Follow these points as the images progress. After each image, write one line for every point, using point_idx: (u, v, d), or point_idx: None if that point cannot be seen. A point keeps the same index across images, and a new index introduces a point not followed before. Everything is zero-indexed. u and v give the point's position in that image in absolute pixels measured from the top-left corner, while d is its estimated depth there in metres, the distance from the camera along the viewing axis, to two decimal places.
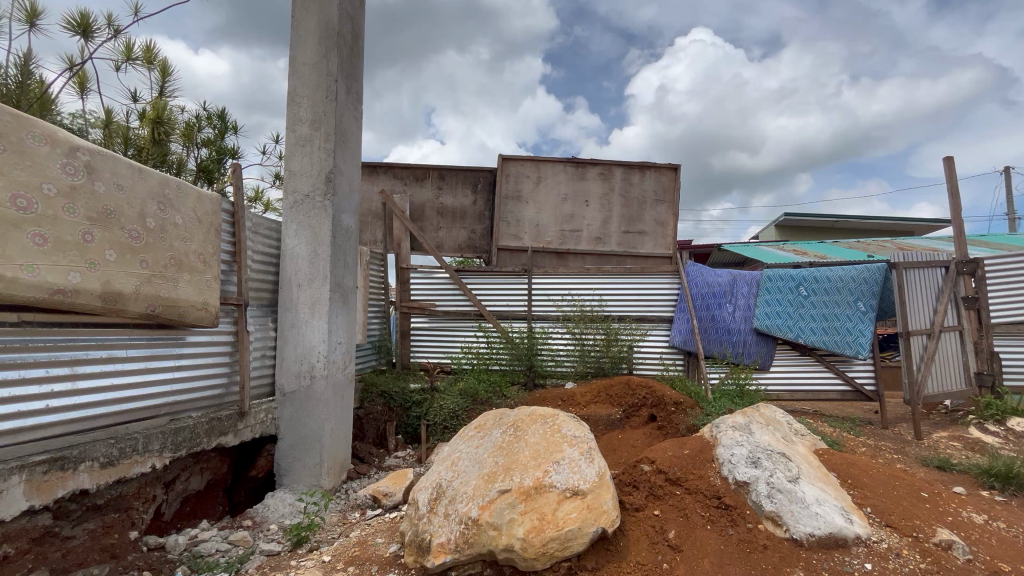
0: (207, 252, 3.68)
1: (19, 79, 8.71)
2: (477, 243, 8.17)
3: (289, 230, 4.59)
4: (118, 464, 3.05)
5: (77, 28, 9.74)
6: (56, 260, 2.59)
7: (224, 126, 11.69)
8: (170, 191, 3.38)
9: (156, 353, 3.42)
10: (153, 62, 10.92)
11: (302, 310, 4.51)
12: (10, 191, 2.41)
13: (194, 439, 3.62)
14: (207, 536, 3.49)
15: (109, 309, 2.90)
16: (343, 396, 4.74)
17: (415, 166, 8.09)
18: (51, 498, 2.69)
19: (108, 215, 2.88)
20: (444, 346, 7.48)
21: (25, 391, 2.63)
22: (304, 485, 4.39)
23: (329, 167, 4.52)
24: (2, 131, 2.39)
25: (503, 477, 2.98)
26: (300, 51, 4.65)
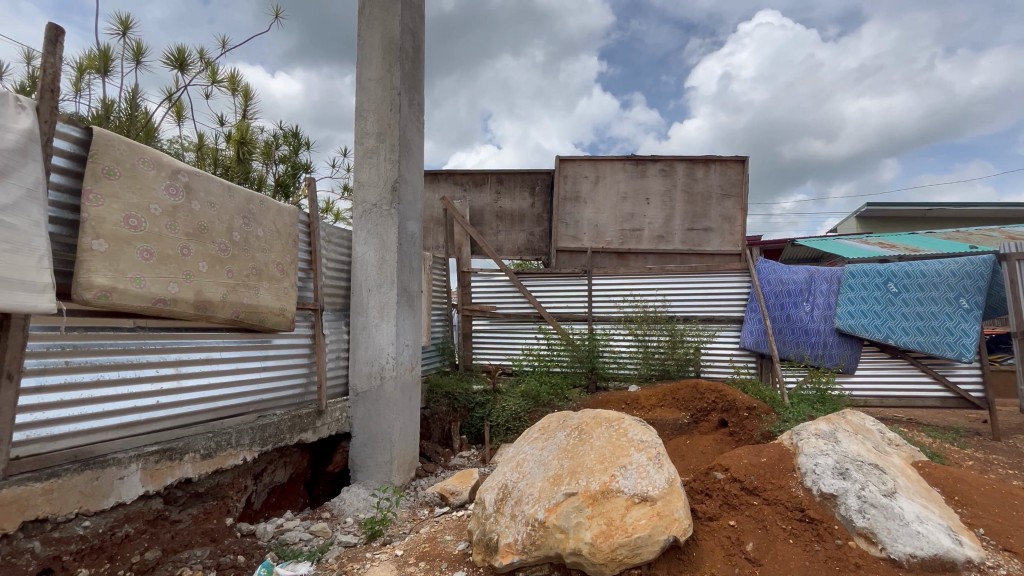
0: (286, 261, 3.97)
1: (128, 112, 9.83)
2: (536, 245, 8.20)
3: (359, 238, 4.84)
4: (216, 456, 3.35)
5: (175, 62, 10.85)
6: (160, 272, 2.88)
7: (298, 143, 12.56)
8: (254, 206, 3.68)
9: (245, 355, 3.73)
10: (237, 88, 11.93)
11: (372, 314, 4.73)
12: (123, 211, 2.72)
13: (278, 435, 3.91)
14: (292, 525, 3.74)
15: (203, 316, 3.20)
16: (410, 397, 4.92)
17: (475, 172, 8.26)
18: (161, 485, 2.99)
19: (201, 231, 3.18)
20: (505, 348, 7.57)
21: (140, 389, 2.96)
22: (376, 481, 4.60)
23: (394, 176, 4.72)
24: (118, 159, 2.71)
25: (568, 479, 2.96)
26: (366, 67, 4.90)
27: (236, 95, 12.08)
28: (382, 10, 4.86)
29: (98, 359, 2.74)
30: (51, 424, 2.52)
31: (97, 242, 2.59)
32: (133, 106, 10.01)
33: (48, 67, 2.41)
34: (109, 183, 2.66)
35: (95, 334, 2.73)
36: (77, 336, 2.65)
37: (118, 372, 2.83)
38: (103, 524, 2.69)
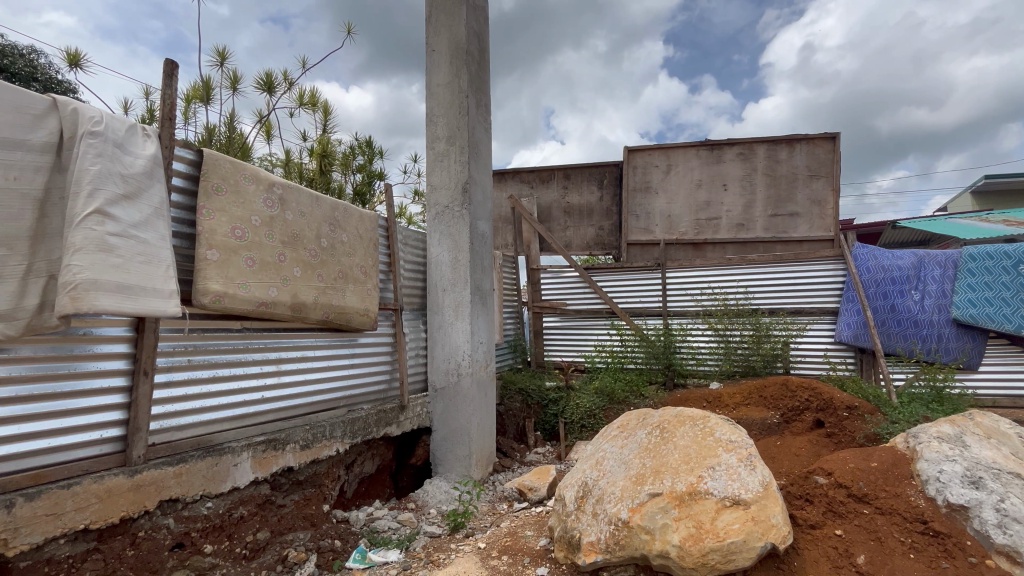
0: (368, 264, 4.19)
1: (227, 135, 10.89)
2: (606, 239, 8.03)
3: (433, 239, 5.00)
4: (313, 447, 3.61)
5: (264, 86, 11.85)
6: (261, 278, 3.15)
7: (372, 152, 13.23)
8: (339, 214, 3.92)
9: (335, 353, 3.99)
10: (317, 104, 12.80)
11: (448, 313, 4.87)
12: (231, 224, 3.01)
13: (366, 428, 4.14)
14: (381, 514, 3.94)
15: (298, 317, 3.46)
16: (486, 393, 5.01)
17: (541, 168, 8.23)
18: (268, 472, 3.26)
19: (294, 239, 3.44)
20: (578, 345, 7.48)
21: (248, 384, 3.25)
22: (457, 474, 4.74)
23: (465, 178, 4.83)
24: (224, 177, 2.99)
25: (652, 479, 2.86)
26: (434, 73, 5.04)
27: (317, 111, 12.97)
28: (448, 15, 4.98)
29: (213, 357, 3.04)
30: (178, 414, 2.83)
31: (211, 252, 2.87)
32: (231, 129, 11.06)
33: (166, 99, 2.70)
34: (218, 199, 2.95)
35: (210, 334, 3.04)
36: (196, 336, 2.95)
37: (230, 369, 3.13)
38: (222, 505, 2.97)
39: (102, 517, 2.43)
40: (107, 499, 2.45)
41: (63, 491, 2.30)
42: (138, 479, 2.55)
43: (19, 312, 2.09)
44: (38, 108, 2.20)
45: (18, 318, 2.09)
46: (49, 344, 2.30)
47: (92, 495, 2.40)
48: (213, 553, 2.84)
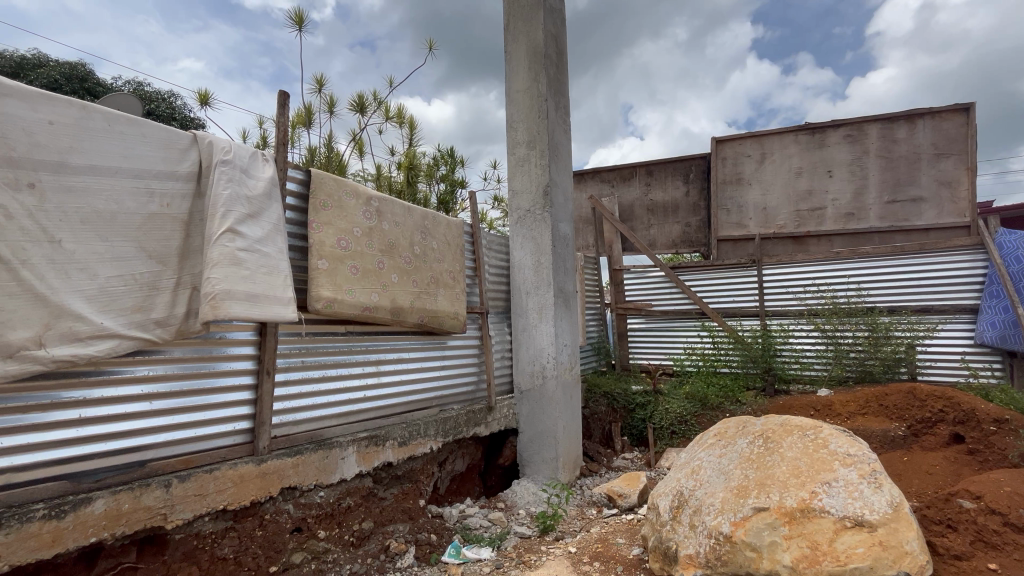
0: (456, 269, 4.35)
1: (326, 154, 11.91)
2: (694, 236, 7.64)
3: (515, 244, 5.06)
4: (409, 443, 3.81)
5: (356, 107, 12.79)
6: (364, 284, 3.40)
7: (454, 162, 13.74)
8: (429, 222, 4.11)
9: (427, 355, 4.18)
10: (403, 120, 13.57)
11: (532, 315, 4.91)
12: (336, 235, 3.27)
13: (457, 428, 4.29)
14: (473, 511, 4.05)
15: (396, 320, 3.67)
16: (571, 396, 4.99)
17: (622, 166, 8.02)
18: (371, 466, 3.49)
19: (390, 247, 3.66)
20: (666, 347, 7.16)
21: (352, 383, 3.51)
22: (544, 476, 4.74)
23: (546, 181, 4.85)
24: (330, 193, 3.26)
25: (757, 492, 2.65)
26: (514, 79, 5.10)
27: (403, 127, 13.75)
28: (526, 20, 5.03)
29: (323, 358, 3.32)
30: (295, 410, 3.13)
31: (321, 261, 3.14)
32: (329, 148, 12.09)
33: (280, 126, 3.01)
34: (325, 213, 3.23)
35: (321, 337, 3.32)
36: (309, 339, 3.25)
37: (337, 370, 3.41)
38: (333, 495, 3.22)
39: (237, 500, 2.73)
40: (240, 484, 2.75)
41: (206, 475, 2.62)
42: (264, 467, 2.85)
43: (171, 319, 2.43)
44: (183, 143, 2.55)
45: (171, 324, 2.42)
46: (193, 346, 2.64)
47: (229, 479, 2.70)
48: (326, 538, 3.10)
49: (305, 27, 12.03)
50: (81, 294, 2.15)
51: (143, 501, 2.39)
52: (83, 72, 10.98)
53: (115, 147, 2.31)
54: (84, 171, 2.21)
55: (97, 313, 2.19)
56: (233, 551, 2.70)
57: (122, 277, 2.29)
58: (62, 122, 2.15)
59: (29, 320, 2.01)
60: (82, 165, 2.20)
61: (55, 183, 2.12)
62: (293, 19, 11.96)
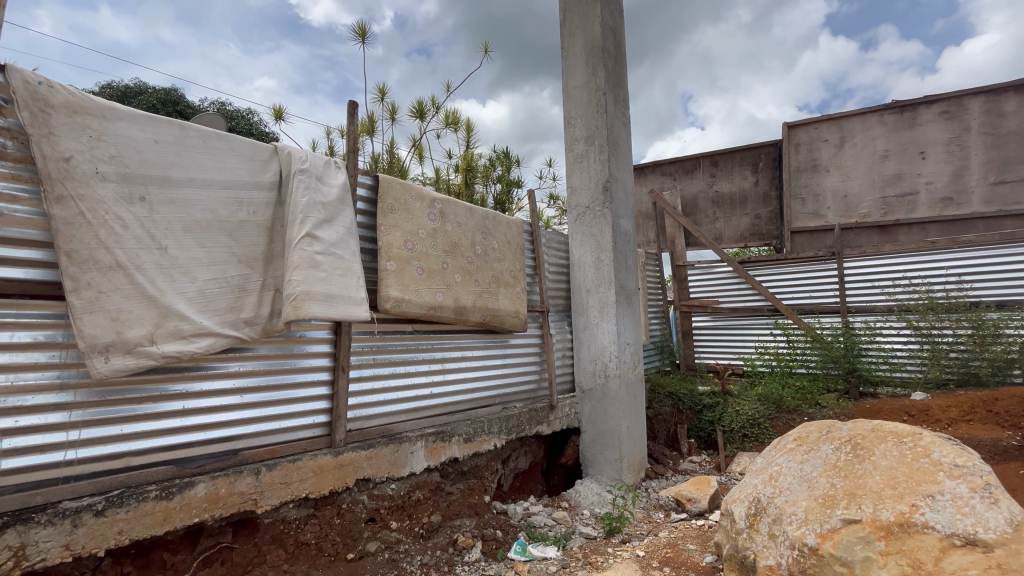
0: (517, 268, 4.38)
1: (389, 160, 12.41)
2: (765, 229, 7.21)
3: (575, 241, 5.00)
4: (474, 440, 3.87)
5: (416, 113, 13.20)
6: (430, 284, 3.50)
7: (510, 162, 13.86)
8: (490, 222, 4.17)
9: (489, 353, 4.24)
10: (460, 123, 13.86)
11: (592, 314, 4.84)
12: (403, 237, 3.39)
13: (520, 426, 4.32)
14: (537, 510, 4.06)
15: (460, 319, 3.75)
16: (635, 396, 4.87)
17: (685, 157, 7.71)
18: (438, 460, 3.59)
19: (453, 247, 3.74)
20: (735, 346, 6.80)
21: (418, 380, 3.63)
22: (608, 478, 4.65)
23: (605, 176, 4.76)
24: (396, 197, 3.39)
25: (847, 503, 2.45)
26: (571, 75, 5.04)
27: (460, 130, 14.04)
28: (582, 15, 4.96)
29: (392, 356, 3.46)
30: (366, 405, 3.28)
31: (389, 263, 3.26)
32: (391, 154, 12.58)
33: (351, 135, 3.16)
34: (393, 217, 3.35)
35: (390, 336, 3.46)
36: (379, 338, 3.39)
37: (405, 368, 3.54)
38: (403, 488, 3.35)
39: (317, 489, 2.90)
40: (319, 474, 2.91)
41: (290, 464, 2.79)
42: (341, 459, 3.01)
43: (258, 319, 2.62)
44: (266, 155, 2.74)
45: (257, 324, 2.61)
46: (276, 344, 2.83)
47: (310, 469, 2.87)
48: (398, 529, 3.22)
49: (368, 39, 12.59)
50: (183, 296, 2.36)
51: (236, 486, 2.58)
52: (177, 96, 12.13)
53: (209, 161, 2.52)
54: (184, 185, 2.43)
55: (196, 313, 2.39)
56: (315, 537, 2.86)
57: (217, 281, 2.49)
58: (165, 141, 2.38)
59: (142, 319, 2.23)
60: (182, 179, 2.42)
61: (161, 196, 2.34)
62: (356, 32, 12.55)
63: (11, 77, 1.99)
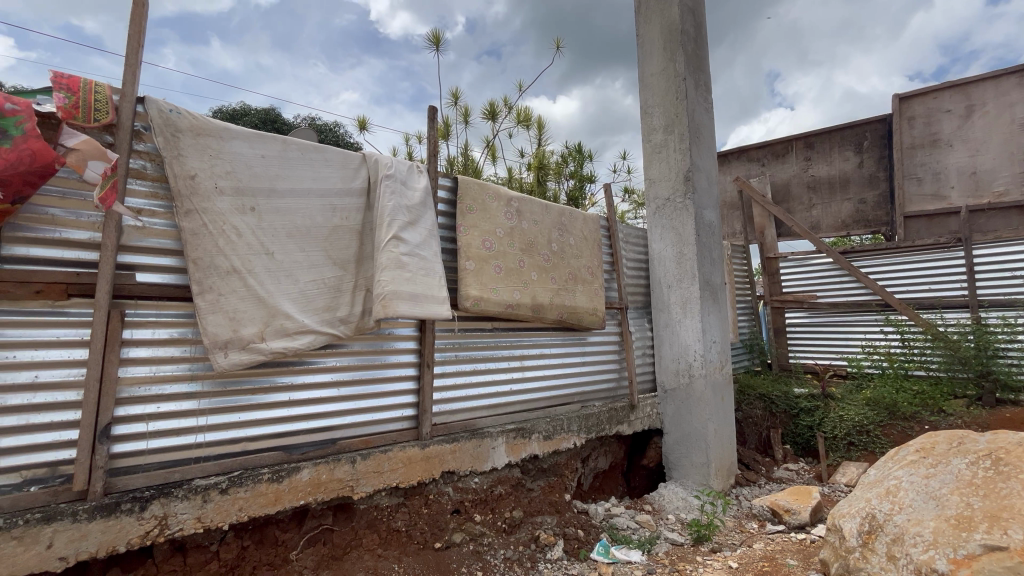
0: (594, 265, 4.30)
1: (463, 163, 12.76)
2: (872, 214, 6.48)
3: (654, 235, 4.81)
4: (554, 438, 3.86)
5: (488, 115, 13.43)
6: (507, 282, 3.53)
7: (582, 158, 13.68)
8: (566, 218, 4.12)
9: (566, 351, 4.22)
10: (532, 122, 13.91)
11: (674, 310, 4.63)
12: (481, 237, 3.45)
13: (600, 425, 4.24)
14: (619, 511, 3.96)
15: (537, 317, 3.75)
16: (723, 397, 4.59)
17: (775, 141, 7.13)
18: (519, 457, 3.62)
19: (530, 245, 3.75)
20: (837, 345, 6.20)
21: (497, 377, 3.69)
22: (694, 482, 4.43)
23: (687, 166, 4.52)
24: (474, 197, 3.45)
25: (988, 526, 2.14)
26: (647, 63, 4.85)
27: (532, 128, 14.09)
28: None
29: (472, 353, 3.55)
30: (450, 400, 3.40)
31: (468, 262, 3.34)
32: (465, 156, 12.91)
33: (431, 139, 3.28)
34: (471, 217, 3.43)
35: (471, 333, 3.55)
36: (461, 335, 3.49)
37: (485, 365, 3.62)
38: (486, 482, 3.42)
39: (406, 479, 3.04)
40: (408, 465, 3.05)
41: (382, 455, 2.95)
42: (427, 451, 3.13)
43: (352, 317, 2.80)
44: (355, 163, 2.92)
45: (351, 321, 2.79)
46: (367, 341, 3.01)
47: (399, 460, 3.01)
48: (482, 522, 3.30)
49: (442, 46, 12.99)
50: (287, 296, 2.58)
51: (336, 473, 2.77)
52: (274, 115, 13.32)
53: (307, 172, 2.73)
54: (287, 195, 2.65)
55: (299, 312, 2.60)
56: (405, 524, 3.01)
57: (316, 282, 2.69)
58: (270, 155, 2.61)
59: (254, 318, 2.46)
60: (285, 190, 2.64)
61: (268, 206, 2.57)
62: (431, 40, 12.98)
63: (149, 107, 2.28)
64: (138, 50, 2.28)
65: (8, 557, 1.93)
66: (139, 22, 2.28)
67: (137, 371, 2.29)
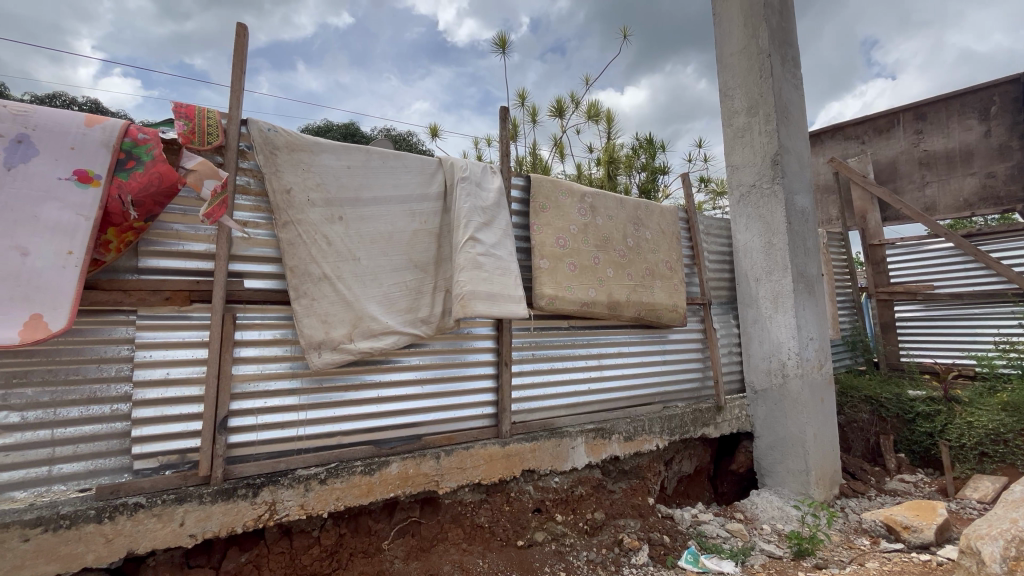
0: (673, 259, 4.12)
1: (532, 162, 12.80)
2: (1003, 190, 5.62)
3: (739, 225, 4.51)
4: (635, 439, 3.73)
5: (556, 112, 13.36)
6: (582, 280, 3.47)
7: (654, 149, 13.19)
8: (642, 212, 3.98)
9: (646, 349, 4.08)
10: (600, 115, 13.64)
11: (764, 306, 4.31)
12: (555, 235, 3.42)
13: (684, 427, 4.04)
14: (707, 518, 3.75)
15: (614, 315, 3.65)
16: (823, 399, 4.20)
17: (877, 114, 6.41)
18: (600, 457, 3.55)
19: (605, 241, 3.66)
20: (962, 341, 5.44)
21: (575, 376, 3.65)
22: (791, 491, 4.09)
23: (774, 149, 4.18)
24: (547, 195, 3.43)
25: None
26: (726, 42, 4.55)
27: (600, 122, 13.81)
28: None
29: (550, 352, 3.53)
30: (528, 399, 3.41)
31: (543, 261, 3.32)
32: (534, 155, 12.94)
33: (503, 139, 3.30)
34: (545, 215, 3.41)
35: (547, 332, 3.53)
36: (537, 333, 3.48)
37: (562, 364, 3.59)
38: (566, 482, 3.39)
39: (488, 476, 3.08)
40: (490, 462, 3.09)
41: (464, 451, 3.01)
42: (507, 449, 3.16)
43: (432, 318, 2.89)
44: (431, 168, 3.01)
45: (432, 322, 2.88)
46: (448, 340, 3.09)
47: (481, 457, 3.06)
48: (563, 523, 3.28)
49: (507, 48, 13.11)
50: (374, 299, 2.72)
51: (422, 468, 2.87)
52: (354, 129, 14.19)
53: (388, 180, 2.86)
54: (371, 203, 2.79)
55: (384, 314, 2.73)
56: (488, 520, 3.06)
57: (399, 285, 2.81)
58: (354, 165, 2.76)
59: (345, 320, 2.62)
60: (369, 198, 2.78)
61: (354, 214, 2.72)
62: (496, 43, 13.16)
63: (251, 128, 2.51)
64: (241, 78, 2.50)
65: (150, 531, 2.20)
66: (240, 51, 2.50)
67: (248, 369, 2.53)
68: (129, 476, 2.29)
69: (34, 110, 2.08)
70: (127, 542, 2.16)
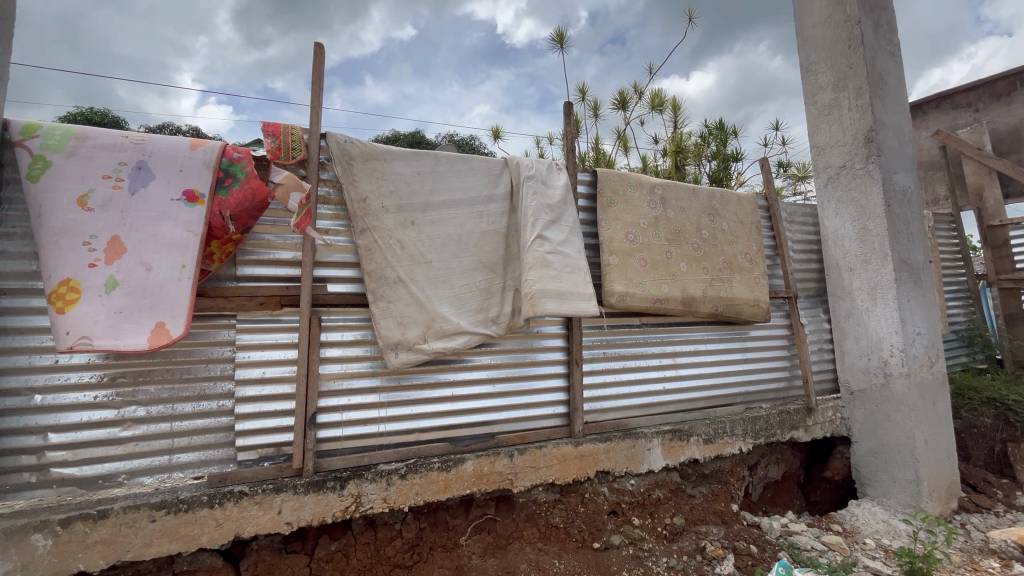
0: (753, 250, 3.86)
1: (595, 158, 12.57)
2: None
3: (828, 211, 4.14)
4: (716, 442, 3.53)
5: (618, 104, 13.03)
6: (654, 276, 3.35)
7: (725, 135, 12.49)
8: (717, 202, 3.77)
9: (724, 347, 3.85)
10: (665, 104, 13.13)
11: (860, 298, 3.92)
12: (624, 230, 3.32)
13: (770, 429, 3.77)
14: (799, 529, 3.46)
15: (690, 311, 3.48)
16: (935, 401, 3.74)
17: (993, 77, 5.63)
18: (677, 460, 3.40)
19: (678, 234, 3.51)
20: None
21: (648, 375, 3.52)
22: (898, 502, 3.69)
23: (868, 124, 3.79)
24: (615, 189, 3.35)
25: None
26: (807, 14, 4.19)
27: (666, 112, 13.30)
28: None
29: (622, 350, 3.44)
30: (600, 399, 3.34)
31: (612, 257, 3.23)
32: (596, 150, 12.71)
33: (568, 135, 3.26)
34: (613, 210, 3.32)
35: (618, 330, 3.44)
36: (608, 332, 3.41)
37: (636, 362, 3.49)
38: (642, 485, 3.28)
39: (562, 476, 3.05)
40: (563, 462, 3.06)
41: (537, 450, 3.00)
42: (580, 450, 3.11)
43: (502, 317, 2.91)
44: (497, 169, 3.03)
45: (502, 321, 2.90)
46: (518, 340, 3.10)
47: (554, 456, 3.04)
48: (641, 526, 3.17)
49: (565, 44, 12.98)
50: (446, 300, 2.78)
51: (496, 466, 2.89)
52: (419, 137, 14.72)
53: (456, 183, 2.92)
54: (440, 206, 2.86)
55: (456, 314, 2.79)
56: (563, 521, 3.03)
57: (469, 286, 2.85)
58: (424, 171, 2.85)
59: (419, 321, 2.70)
60: (439, 201, 2.86)
61: (425, 218, 2.80)
62: (555, 39, 13.06)
63: (330, 141, 2.66)
64: (319, 94, 2.66)
65: (253, 518, 2.39)
66: (318, 69, 2.66)
67: (332, 369, 2.68)
68: (234, 466, 2.51)
69: (151, 139, 2.34)
70: (234, 527, 2.36)
